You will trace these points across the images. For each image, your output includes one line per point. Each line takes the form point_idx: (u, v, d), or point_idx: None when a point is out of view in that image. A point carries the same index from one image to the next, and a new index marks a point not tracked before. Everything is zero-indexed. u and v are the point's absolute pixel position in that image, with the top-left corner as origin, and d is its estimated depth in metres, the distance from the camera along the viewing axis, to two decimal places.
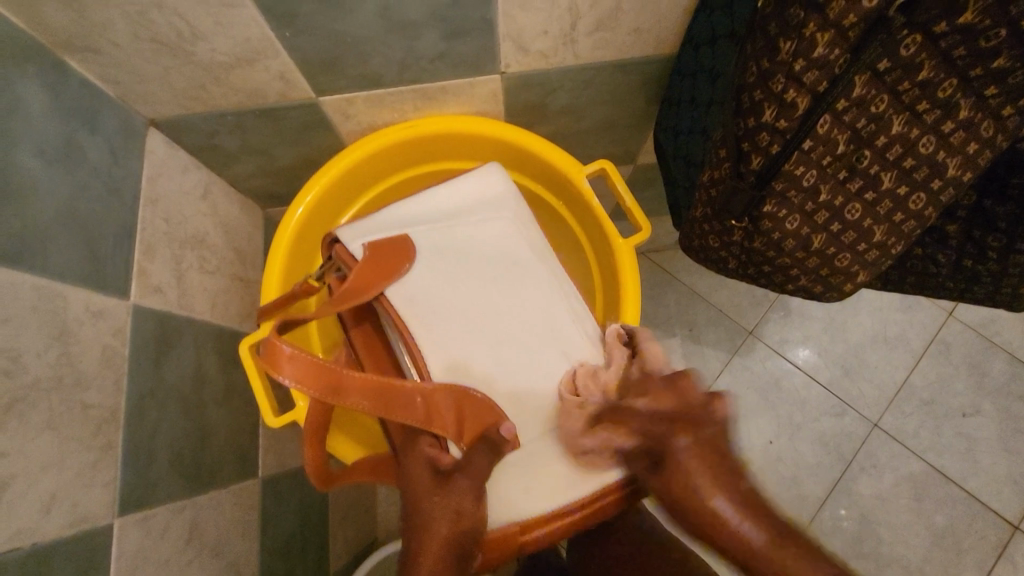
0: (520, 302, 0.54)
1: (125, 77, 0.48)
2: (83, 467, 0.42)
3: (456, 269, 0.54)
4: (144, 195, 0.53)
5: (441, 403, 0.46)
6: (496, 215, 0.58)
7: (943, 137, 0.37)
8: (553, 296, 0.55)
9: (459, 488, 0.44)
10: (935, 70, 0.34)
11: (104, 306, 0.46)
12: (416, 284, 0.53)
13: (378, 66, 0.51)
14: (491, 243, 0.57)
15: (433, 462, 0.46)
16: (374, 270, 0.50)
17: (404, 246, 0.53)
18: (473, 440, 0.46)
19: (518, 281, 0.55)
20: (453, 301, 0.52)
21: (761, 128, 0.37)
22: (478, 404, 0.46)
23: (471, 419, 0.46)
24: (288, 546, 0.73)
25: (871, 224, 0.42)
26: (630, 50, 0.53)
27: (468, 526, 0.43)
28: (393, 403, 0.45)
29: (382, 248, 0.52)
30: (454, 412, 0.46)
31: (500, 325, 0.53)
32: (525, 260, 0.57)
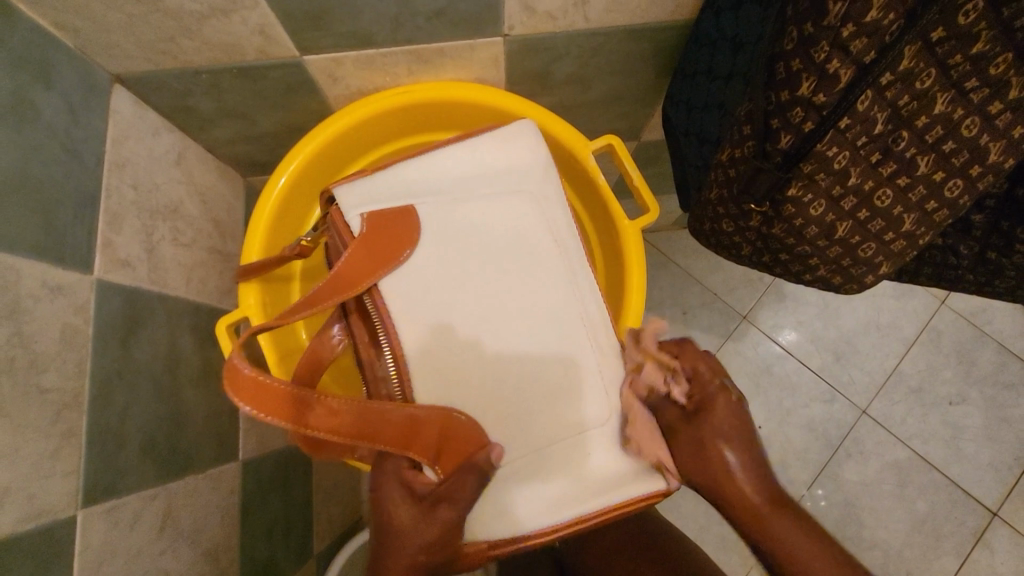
0: (526, 291, 0.51)
1: (84, 24, 0.43)
2: (42, 456, 0.39)
3: (456, 251, 0.50)
4: (109, 159, 0.49)
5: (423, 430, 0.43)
6: (509, 189, 0.53)
7: (989, 119, 0.33)
8: (559, 285, 0.52)
9: (440, 519, 0.41)
10: (993, 42, 0.30)
11: (63, 281, 0.42)
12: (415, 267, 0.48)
13: (369, 23, 0.47)
14: (500, 221, 0.52)
15: (409, 490, 0.43)
16: (371, 251, 0.46)
17: (409, 227, 0.49)
18: (455, 468, 0.42)
19: (526, 263, 0.51)
20: (451, 287, 0.49)
21: (796, 102, 0.34)
22: (462, 428, 0.43)
23: (452, 446, 0.43)
24: (270, 528, 0.71)
25: (901, 213, 0.39)
26: (645, 15, 0.48)
27: (442, 550, 0.42)
28: (374, 426, 0.42)
29: (383, 225, 0.48)
30: (437, 437, 0.43)
31: (501, 312, 0.49)
32: (534, 243, 0.52)
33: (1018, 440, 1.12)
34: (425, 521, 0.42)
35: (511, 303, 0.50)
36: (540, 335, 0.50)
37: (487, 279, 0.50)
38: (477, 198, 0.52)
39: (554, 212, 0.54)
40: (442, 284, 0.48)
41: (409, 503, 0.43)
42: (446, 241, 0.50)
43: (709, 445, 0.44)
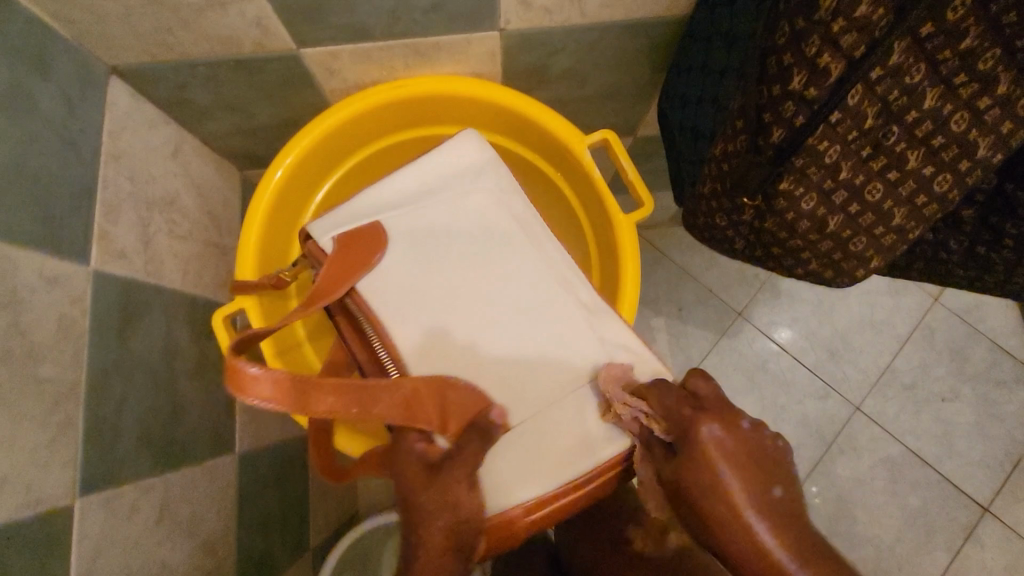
0: (511, 279, 0.52)
1: (80, 15, 0.43)
2: (40, 444, 0.39)
3: (430, 248, 0.51)
4: (106, 150, 0.49)
5: (414, 390, 0.43)
6: (472, 189, 0.54)
7: (978, 114, 0.34)
8: (540, 260, 0.53)
9: (451, 484, 0.41)
10: (981, 38, 0.31)
11: (60, 272, 0.42)
12: (391, 275, 0.50)
13: (366, 17, 0.47)
14: (470, 223, 0.53)
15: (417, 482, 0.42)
16: (345, 262, 0.48)
17: (374, 235, 0.50)
18: (460, 430, 0.44)
19: (503, 249, 0.53)
20: (429, 291, 0.50)
21: (788, 97, 0.35)
22: (461, 393, 0.44)
23: (454, 410, 0.44)
24: (266, 521, 0.71)
25: (891, 207, 0.39)
26: (640, 11, 0.49)
27: (467, 514, 0.41)
28: (366, 396, 0.42)
29: (353, 241, 0.49)
30: (437, 404, 0.44)
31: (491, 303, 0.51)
32: (509, 229, 0.54)
33: (1010, 436, 1.13)
34: (439, 512, 0.41)
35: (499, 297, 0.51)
36: (529, 322, 0.50)
37: (462, 274, 0.51)
38: (444, 206, 0.53)
39: (512, 198, 0.55)
40: (420, 292, 0.50)
41: (421, 483, 0.42)
42: (420, 243, 0.51)
43: (698, 473, 0.36)
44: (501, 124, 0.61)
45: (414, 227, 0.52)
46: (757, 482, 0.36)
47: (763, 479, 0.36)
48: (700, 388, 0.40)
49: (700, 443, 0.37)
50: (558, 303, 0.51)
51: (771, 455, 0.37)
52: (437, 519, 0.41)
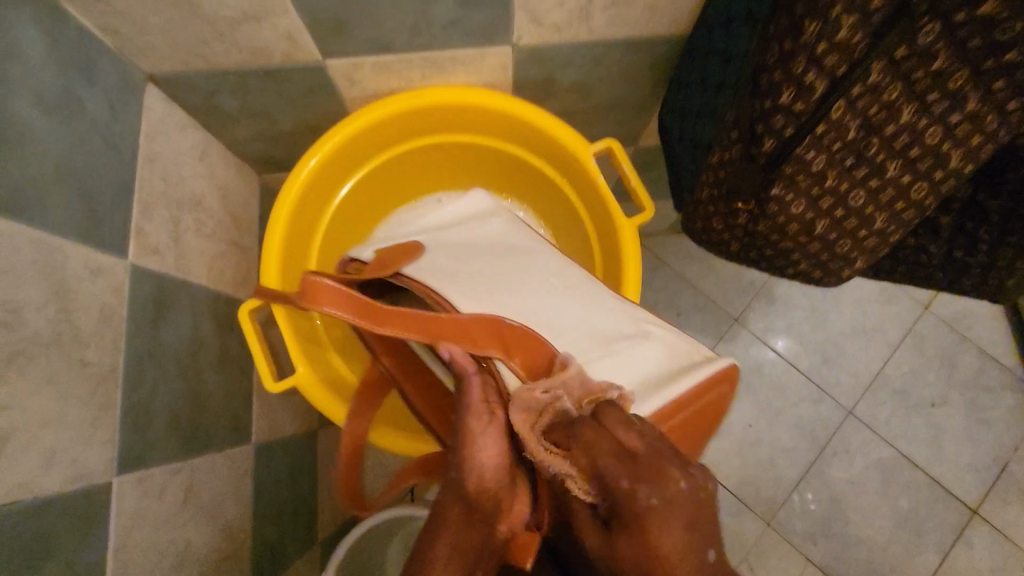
0: (533, 270, 0.53)
1: (126, 27, 0.47)
2: (83, 424, 0.42)
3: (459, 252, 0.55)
4: (142, 152, 0.52)
5: (482, 334, 0.40)
6: (489, 220, 0.60)
7: (950, 129, 0.37)
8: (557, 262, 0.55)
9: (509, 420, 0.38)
10: (949, 60, 0.34)
11: (102, 264, 0.45)
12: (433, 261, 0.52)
13: (388, 31, 0.50)
14: (494, 238, 0.58)
15: (465, 416, 0.37)
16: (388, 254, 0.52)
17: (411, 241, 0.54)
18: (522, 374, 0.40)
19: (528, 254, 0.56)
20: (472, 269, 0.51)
21: (777, 110, 0.38)
22: (521, 334, 0.41)
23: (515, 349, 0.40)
24: (279, 512, 0.74)
25: (873, 212, 0.43)
26: (643, 28, 0.52)
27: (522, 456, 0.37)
28: (437, 328, 0.40)
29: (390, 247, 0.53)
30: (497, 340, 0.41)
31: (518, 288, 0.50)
32: (528, 244, 0.58)
33: (997, 441, 1.16)
34: (483, 457, 0.36)
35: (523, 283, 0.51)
36: (556, 304, 0.49)
37: (488, 265, 0.52)
38: (467, 229, 0.59)
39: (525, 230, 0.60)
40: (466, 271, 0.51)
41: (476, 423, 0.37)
42: (447, 249, 0.55)
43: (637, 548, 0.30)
44: (511, 132, 0.64)
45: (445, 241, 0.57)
46: (690, 544, 0.29)
47: (700, 539, 0.29)
48: (621, 431, 0.33)
49: (632, 512, 0.30)
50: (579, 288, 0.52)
51: (697, 526, 0.30)
52: (481, 453, 0.36)
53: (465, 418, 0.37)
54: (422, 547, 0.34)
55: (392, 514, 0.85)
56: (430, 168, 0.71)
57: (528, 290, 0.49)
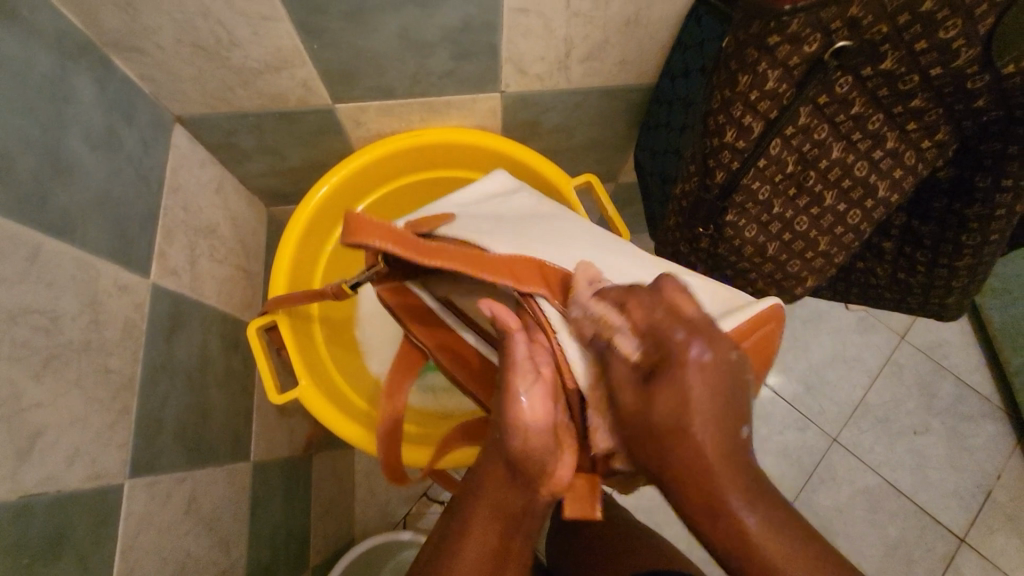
0: (566, 229, 0.54)
1: (161, 76, 0.53)
2: (103, 427, 0.45)
3: (491, 217, 0.55)
4: (167, 183, 0.58)
5: (523, 269, 0.43)
6: (516, 193, 0.61)
7: (874, 162, 0.44)
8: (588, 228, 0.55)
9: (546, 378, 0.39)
10: (865, 106, 0.41)
11: (129, 282, 0.50)
12: (463, 226, 0.52)
13: (392, 80, 0.57)
14: (524, 208, 0.58)
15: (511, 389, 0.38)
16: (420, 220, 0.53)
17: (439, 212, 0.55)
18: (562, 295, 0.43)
19: (558, 220, 0.56)
20: (503, 227, 0.52)
21: (724, 147, 0.44)
22: (559, 270, 0.44)
23: (557, 279, 0.44)
24: (274, 531, 0.75)
25: (817, 235, 0.49)
26: (616, 79, 0.60)
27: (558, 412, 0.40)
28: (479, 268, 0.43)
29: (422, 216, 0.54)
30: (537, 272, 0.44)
31: (561, 241, 0.50)
32: (556, 213, 0.58)
33: (980, 468, 1.18)
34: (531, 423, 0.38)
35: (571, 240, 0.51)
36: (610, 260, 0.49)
37: (530, 224, 0.53)
38: (497, 202, 0.59)
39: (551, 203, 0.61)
40: (498, 229, 0.51)
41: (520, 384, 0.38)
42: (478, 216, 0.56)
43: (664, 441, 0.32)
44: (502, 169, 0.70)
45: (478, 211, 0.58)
46: (726, 424, 0.32)
47: (733, 424, 0.32)
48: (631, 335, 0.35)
49: (684, 376, 0.32)
50: (604, 241, 0.52)
51: (735, 394, 0.32)
52: (527, 415, 0.38)
53: (512, 379, 0.38)
54: (473, 488, 0.40)
55: (376, 540, 0.87)
56: (427, 200, 0.77)
57: (564, 243, 0.50)
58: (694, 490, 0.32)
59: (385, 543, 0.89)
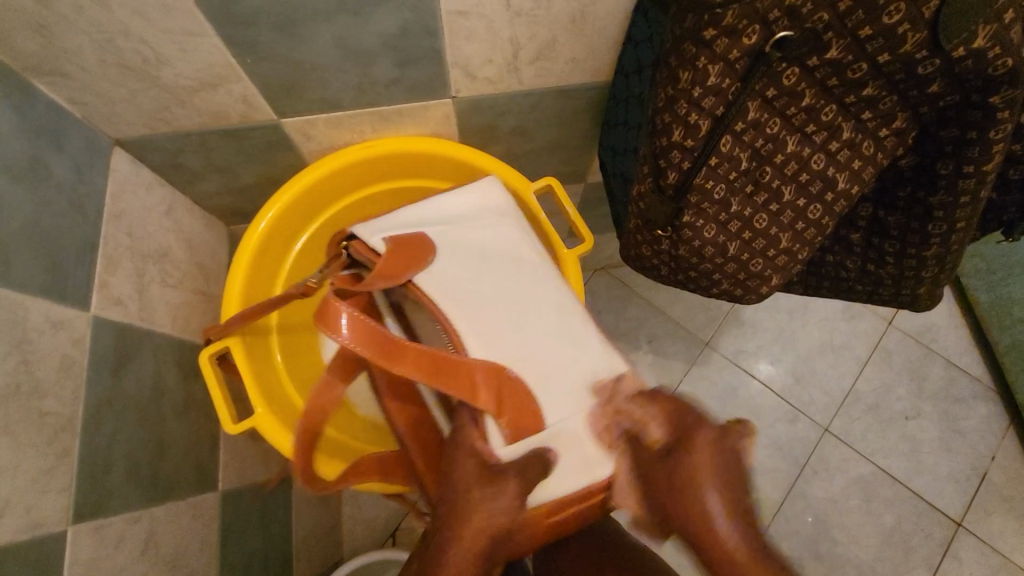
0: (532, 288, 0.53)
1: (91, 99, 0.51)
2: (38, 473, 0.43)
3: (467, 260, 0.53)
4: (108, 211, 0.56)
5: (482, 385, 0.44)
6: (498, 222, 0.58)
7: (831, 154, 0.42)
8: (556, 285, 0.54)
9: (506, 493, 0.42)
10: (816, 96, 0.39)
11: (64, 317, 0.48)
12: (440, 275, 0.50)
13: (336, 91, 0.55)
14: (499, 245, 0.56)
15: (483, 451, 0.43)
16: (401, 259, 0.50)
17: (426, 241, 0.53)
18: (512, 420, 0.44)
19: (528, 270, 0.55)
20: (474, 288, 0.51)
21: (673, 147, 0.42)
22: (520, 390, 0.45)
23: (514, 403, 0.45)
24: (249, 560, 0.73)
25: (778, 232, 0.47)
26: (570, 78, 0.58)
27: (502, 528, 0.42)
28: (447, 380, 0.43)
29: (406, 245, 0.51)
30: (493, 394, 0.44)
31: (523, 321, 0.50)
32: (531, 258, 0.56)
33: (973, 451, 1.17)
34: (515, 477, 0.42)
35: (534, 314, 0.51)
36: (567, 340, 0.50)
37: (503, 284, 0.52)
38: (475, 227, 0.57)
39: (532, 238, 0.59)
40: (469, 293, 0.50)
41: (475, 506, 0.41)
42: (455, 254, 0.53)
43: (685, 490, 0.39)
44: (462, 176, 0.68)
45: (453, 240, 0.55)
46: (729, 499, 0.38)
47: (735, 488, 0.38)
48: (649, 422, 0.43)
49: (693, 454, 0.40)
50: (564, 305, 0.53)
51: (732, 463, 0.39)
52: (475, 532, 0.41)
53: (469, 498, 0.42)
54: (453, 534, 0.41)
55: (376, 555, 0.86)
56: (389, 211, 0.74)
57: (526, 324, 0.49)
58: (693, 524, 0.39)
59: (384, 559, 0.88)
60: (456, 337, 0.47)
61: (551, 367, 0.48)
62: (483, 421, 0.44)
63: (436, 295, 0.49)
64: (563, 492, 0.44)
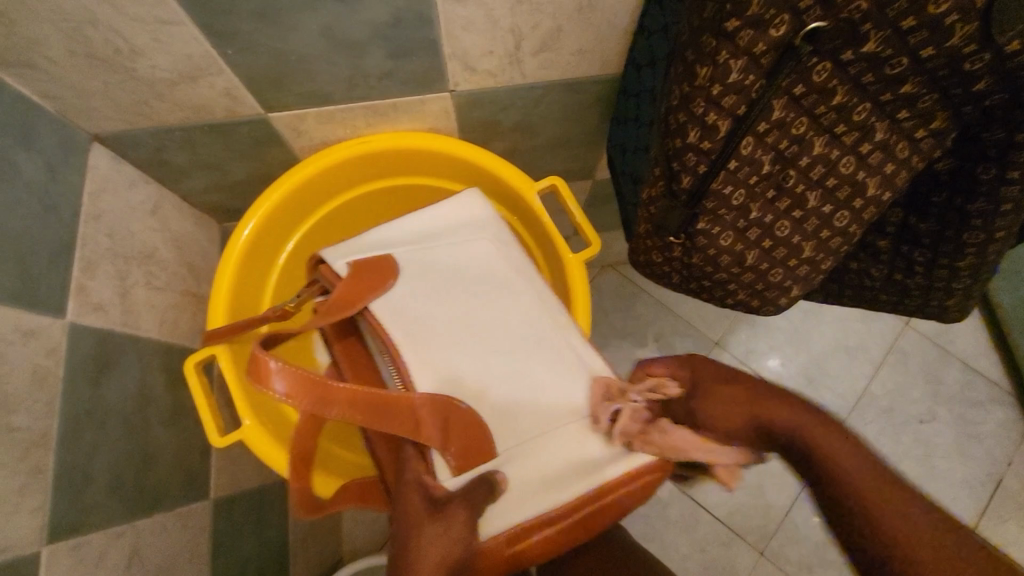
0: (507, 313, 0.53)
1: (63, 92, 0.48)
2: (7, 493, 0.41)
3: (438, 284, 0.53)
4: (86, 210, 0.53)
5: (427, 418, 0.44)
6: (475, 237, 0.57)
7: (862, 157, 0.39)
8: (532, 306, 0.54)
9: (454, 522, 0.41)
10: (848, 94, 0.35)
11: (36, 326, 0.45)
12: (399, 302, 0.51)
13: (326, 84, 0.52)
14: (474, 263, 0.56)
15: (432, 485, 0.44)
16: (357, 285, 0.50)
17: (389, 263, 0.52)
18: (460, 451, 0.45)
19: (502, 293, 0.54)
20: (438, 318, 0.51)
21: (688, 149, 0.38)
22: (465, 417, 0.45)
23: (459, 430, 0.45)
24: (242, 569, 0.71)
25: (801, 241, 0.43)
26: (576, 70, 0.54)
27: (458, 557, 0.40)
28: (387, 415, 0.43)
29: (364, 270, 0.51)
30: (438, 427, 0.44)
31: (492, 350, 0.50)
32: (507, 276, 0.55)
33: (989, 456, 1.13)
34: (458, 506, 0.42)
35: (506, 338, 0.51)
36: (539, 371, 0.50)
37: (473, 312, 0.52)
38: (451, 246, 0.56)
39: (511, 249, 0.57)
40: (434, 323, 0.50)
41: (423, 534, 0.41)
42: (424, 277, 0.53)
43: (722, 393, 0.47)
44: (463, 174, 0.65)
45: (425, 262, 0.54)
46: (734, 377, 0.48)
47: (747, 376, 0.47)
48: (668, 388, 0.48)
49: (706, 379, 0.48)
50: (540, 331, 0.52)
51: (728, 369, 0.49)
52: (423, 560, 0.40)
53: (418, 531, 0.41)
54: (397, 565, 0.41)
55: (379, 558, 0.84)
56: (384, 211, 0.71)
57: (493, 355, 0.50)
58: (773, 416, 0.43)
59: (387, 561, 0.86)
60: (390, 344, 0.49)
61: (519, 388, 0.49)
62: (428, 454, 0.46)
63: (395, 329, 0.49)
64: (522, 513, 0.43)
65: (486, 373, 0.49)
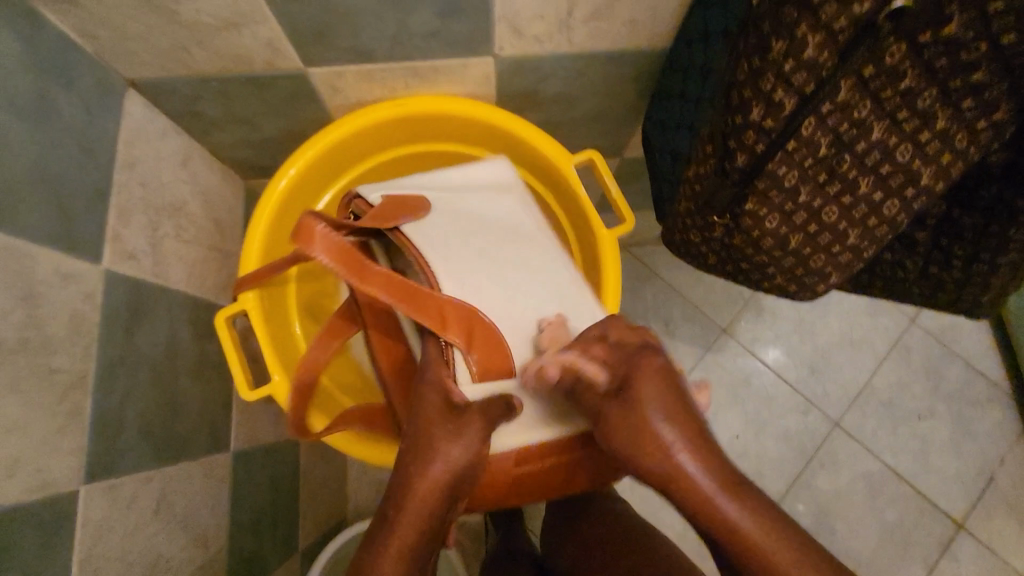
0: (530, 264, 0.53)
1: (105, 33, 0.47)
2: (50, 431, 0.41)
3: (467, 226, 0.53)
4: (121, 157, 0.52)
5: (452, 313, 0.44)
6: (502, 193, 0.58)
7: (920, 146, 0.38)
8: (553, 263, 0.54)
9: (472, 423, 0.38)
10: (917, 79, 0.34)
11: (76, 270, 0.45)
12: (430, 226, 0.51)
13: (369, 40, 0.50)
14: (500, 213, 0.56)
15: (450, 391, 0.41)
16: (395, 206, 0.50)
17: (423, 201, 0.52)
18: (481, 361, 0.44)
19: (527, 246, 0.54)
20: (468, 250, 0.51)
21: (749, 126, 0.38)
22: (487, 328, 0.44)
23: (480, 337, 0.44)
24: (256, 521, 0.72)
25: (847, 227, 0.43)
26: (625, 42, 0.53)
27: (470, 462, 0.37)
28: (416, 303, 0.44)
29: (395, 201, 0.51)
30: (464, 330, 0.44)
31: (518, 291, 0.50)
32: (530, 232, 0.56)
33: (983, 454, 1.14)
34: (476, 408, 0.39)
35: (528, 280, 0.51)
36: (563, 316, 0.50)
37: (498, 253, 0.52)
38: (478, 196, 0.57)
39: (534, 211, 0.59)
40: (460, 253, 0.50)
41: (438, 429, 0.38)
42: (454, 218, 0.53)
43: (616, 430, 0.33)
44: (496, 142, 0.63)
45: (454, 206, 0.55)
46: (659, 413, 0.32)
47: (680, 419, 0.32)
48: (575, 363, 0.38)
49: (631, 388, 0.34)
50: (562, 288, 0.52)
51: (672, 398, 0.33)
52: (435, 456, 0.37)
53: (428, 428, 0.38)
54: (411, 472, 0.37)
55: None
56: (412, 175, 0.71)
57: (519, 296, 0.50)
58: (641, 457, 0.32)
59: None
60: (423, 259, 0.48)
61: (532, 322, 0.48)
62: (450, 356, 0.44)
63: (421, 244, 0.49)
64: (523, 439, 0.43)
65: (505, 303, 0.49)
